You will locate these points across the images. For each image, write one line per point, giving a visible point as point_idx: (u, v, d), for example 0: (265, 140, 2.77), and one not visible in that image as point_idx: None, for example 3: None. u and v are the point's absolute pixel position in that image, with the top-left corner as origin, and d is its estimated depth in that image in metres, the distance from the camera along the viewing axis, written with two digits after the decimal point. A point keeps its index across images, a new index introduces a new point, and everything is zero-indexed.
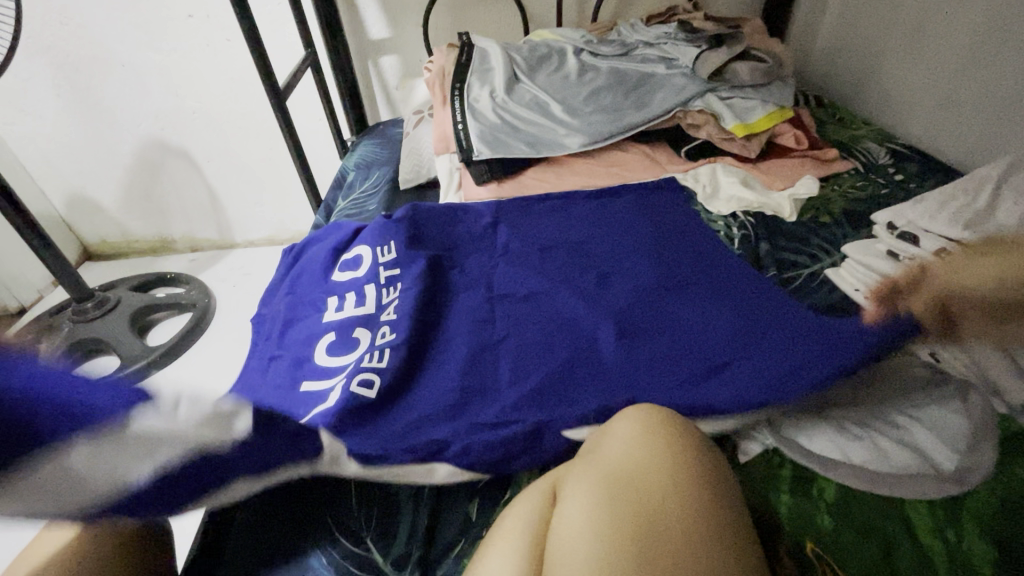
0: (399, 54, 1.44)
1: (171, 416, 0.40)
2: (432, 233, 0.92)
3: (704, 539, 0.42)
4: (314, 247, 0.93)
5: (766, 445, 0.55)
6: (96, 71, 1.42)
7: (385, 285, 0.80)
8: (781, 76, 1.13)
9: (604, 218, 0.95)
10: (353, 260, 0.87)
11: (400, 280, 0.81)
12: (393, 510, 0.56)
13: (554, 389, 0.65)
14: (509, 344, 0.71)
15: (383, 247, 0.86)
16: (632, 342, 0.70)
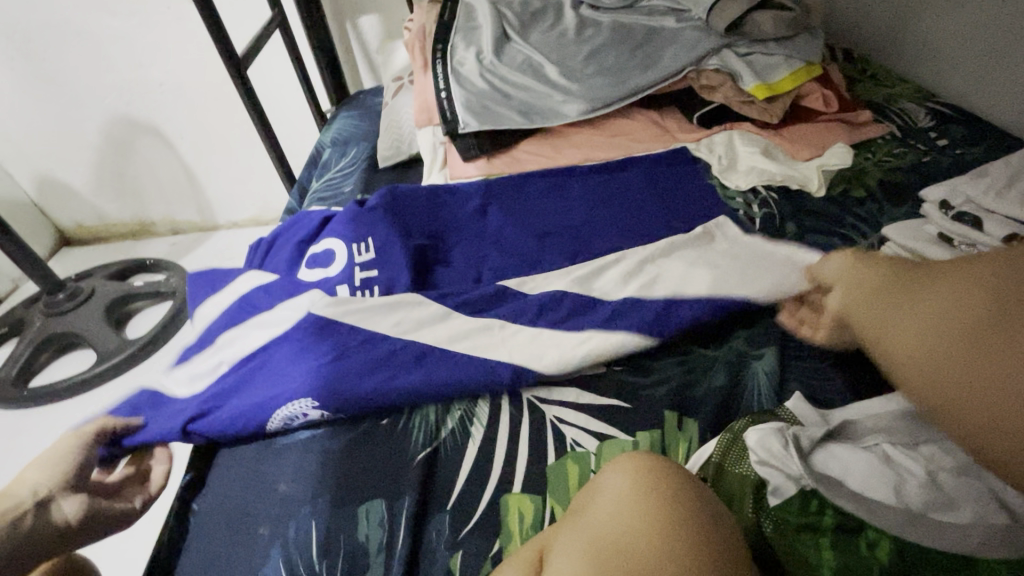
0: (379, 13, 1.30)
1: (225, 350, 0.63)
2: (413, 220, 0.80)
3: None
4: (281, 241, 0.83)
5: (798, 485, 0.45)
6: (48, 41, 1.29)
7: (358, 288, 0.71)
8: (808, 27, 0.99)
9: (608, 198, 0.83)
10: (328, 252, 0.76)
11: (380, 283, 0.71)
12: (360, 564, 0.47)
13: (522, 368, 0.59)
14: (505, 344, 0.60)
15: (360, 244, 0.75)
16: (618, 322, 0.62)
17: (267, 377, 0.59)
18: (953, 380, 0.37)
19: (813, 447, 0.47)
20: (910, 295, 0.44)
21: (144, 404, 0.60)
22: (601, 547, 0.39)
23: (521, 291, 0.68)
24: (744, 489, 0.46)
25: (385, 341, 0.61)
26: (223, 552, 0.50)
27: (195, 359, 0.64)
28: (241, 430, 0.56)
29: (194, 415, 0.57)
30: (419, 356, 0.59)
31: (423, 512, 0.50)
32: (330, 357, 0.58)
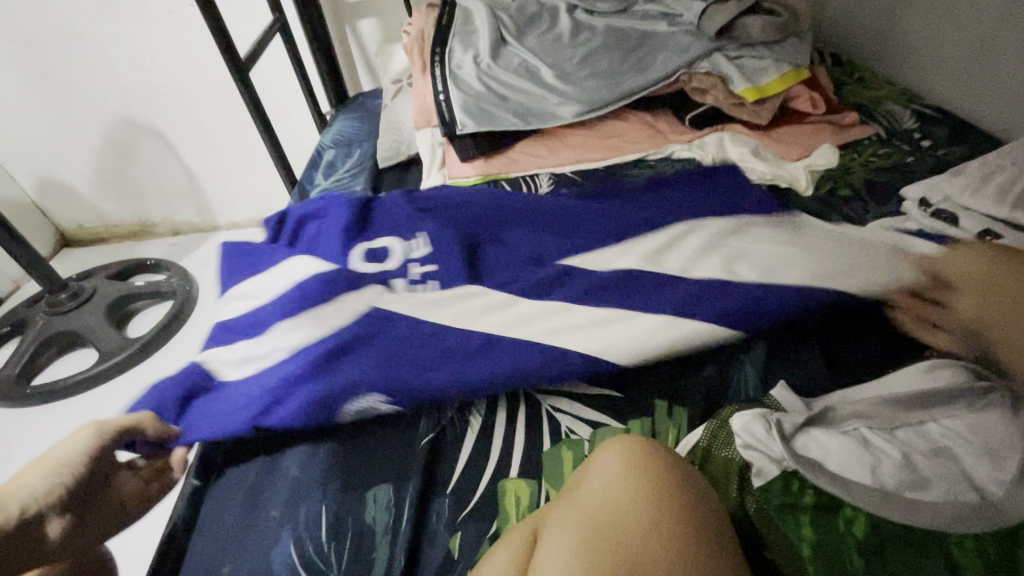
0: (377, 16, 1.32)
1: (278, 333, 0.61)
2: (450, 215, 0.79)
3: None
4: (312, 218, 0.80)
5: (781, 467, 0.47)
6: (51, 44, 1.30)
7: (417, 282, 0.68)
8: (797, 31, 1.02)
9: (664, 192, 0.79)
10: (380, 247, 0.73)
11: (435, 279, 0.68)
12: (366, 545, 0.49)
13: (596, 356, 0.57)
14: (566, 335, 0.59)
15: (412, 240, 0.74)
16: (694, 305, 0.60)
17: (336, 363, 0.57)
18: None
19: (795, 431, 0.49)
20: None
21: (196, 379, 0.59)
22: (590, 521, 0.41)
23: (579, 272, 0.67)
24: (729, 472, 0.49)
25: (448, 333, 0.61)
26: (231, 537, 0.52)
27: (243, 343, 0.62)
28: (308, 417, 0.55)
29: (257, 403, 0.55)
30: (484, 347, 0.59)
31: (426, 497, 0.52)
32: (395, 351, 0.58)
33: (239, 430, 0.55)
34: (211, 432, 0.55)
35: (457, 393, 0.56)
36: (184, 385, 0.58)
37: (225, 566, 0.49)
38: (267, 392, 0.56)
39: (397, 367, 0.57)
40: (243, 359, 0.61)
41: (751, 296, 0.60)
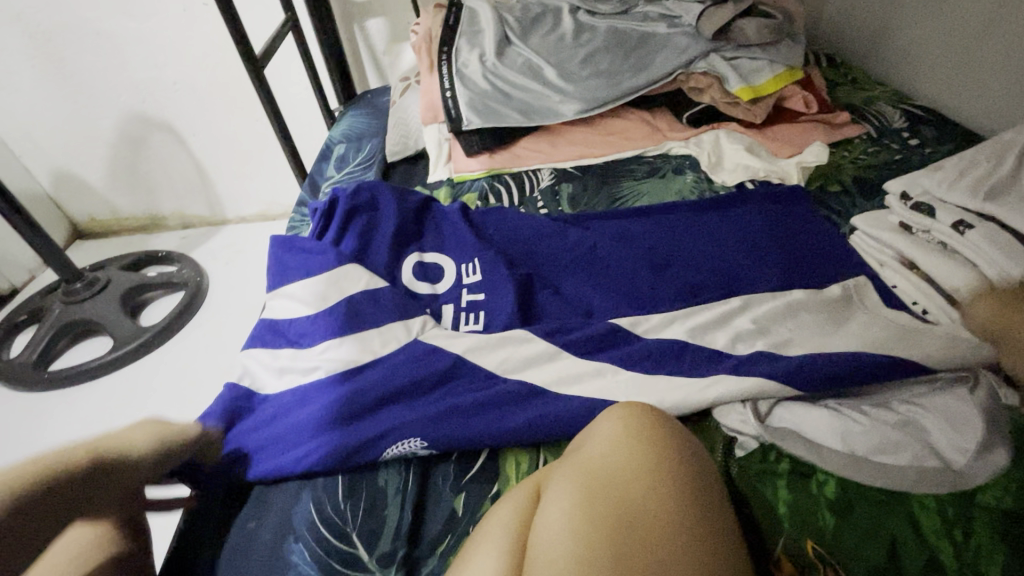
0: (385, 16, 1.36)
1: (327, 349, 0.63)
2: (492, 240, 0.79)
3: (683, 535, 0.41)
4: (354, 224, 0.78)
5: (760, 441, 0.51)
6: (69, 41, 1.35)
7: (463, 311, 0.70)
8: (791, 34, 1.05)
9: (708, 227, 0.78)
10: (428, 269, 0.75)
11: (484, 309, 0.69)
12: (379, 504, 0.53)
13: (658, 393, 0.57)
14: (624, 381, 0.58)
15: (467, 265, 0.75)
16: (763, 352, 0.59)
17: (380, 407, 0.57)
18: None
19: (770, 409, 0.53)
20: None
21: (237, 399, 0.61)
22: (590, 471, 0.46)
23: (636, 332, 0.64)
24: (715, 439, 0.53)
25: (494, 381, 0.60)
26: (251, 497, 0.55)
27: (293, 354, 0.64)
28: (344, 460, 0.54)
29: (304, 444, 0.55)
30: (531, 398, 0.58)
31: (430, 464, 0.56)
32: (438, 397, 0.59)
33: (281, 471, 0.54)
34: (249, 471, 0.55)
35: (495, 440, 0.55)
36: (225, 409, 0.59)
37: (250, 521, 0.53)
38: (309, 433, 0.56)
39: (437, 412, 0.56)
40: (288, 370, 0.63)
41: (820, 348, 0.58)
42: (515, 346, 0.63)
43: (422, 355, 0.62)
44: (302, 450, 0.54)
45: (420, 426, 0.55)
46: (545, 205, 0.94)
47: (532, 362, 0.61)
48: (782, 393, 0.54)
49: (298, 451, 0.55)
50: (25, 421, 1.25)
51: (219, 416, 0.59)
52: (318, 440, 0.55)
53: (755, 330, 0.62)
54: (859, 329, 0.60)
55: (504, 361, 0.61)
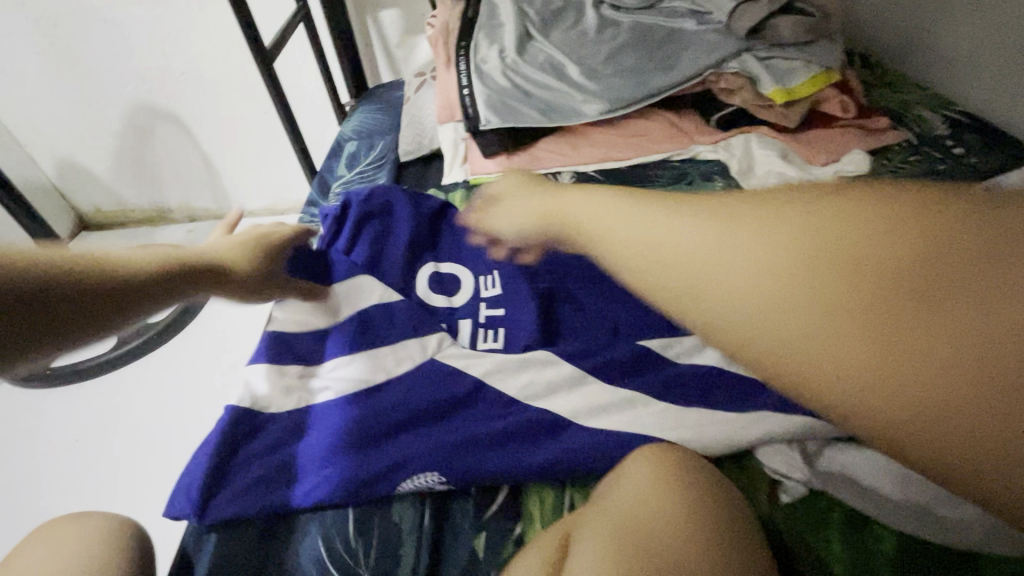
0: (400, 7, 1.31)
1: (340, 370, 0.60)
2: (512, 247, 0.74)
3: None
4: (368, 229, 0.74)
5: (809, 486, 0.47)
6: (74, 28, 1.30)
7: (482, 327, 0.65)
8: (828, 33, 1.00)
9: None
10: (443, 279, 0.70)
11: (504, 324, 0.65)
12: (393, 543, 0.49)
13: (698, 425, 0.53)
14: (657, 413, 0.54)
15: (485, 276, 0.70)
16: None
17: (396, 435, 0.54)
18: (797, 345, 0.25)
19: (821, 448, 0.49)
20: (918, 226, 0.24)
21: (240, 422, 0.55)
22: (621, 519, 0.42)
23: (667, 356, 0.60)
24: (759, 482, 0.49)
25: (513, 408, 0.56)
26: (255, 529, 0.51)
27: (301, 371, 0.61)
28: (357, 493, 0.50)
29: (314, 475, 0.52)
30: (554, 428, 0.54)
31: (446, 498, 0.52)
32: (455, 425, 0.55)
33: (288, 503, 0.50)
34: (250, 504, 0.50)
35: (518, 475, 0.51)
36: (227, 431, 0.54)
37: (255, 556, 0.49)
38: (319, 461, 0.52)
39: (457, 443, 0.53)
40: (292, 388, 0.59)
41: None
42: (537, 369, 0.59)
43: (438, 378, 0.58)
44: (310, 484, 0.51)
45: (439, 458, 0.52)
46: None
47: (557, 387, 0.57)
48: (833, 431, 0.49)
49: (309, 481, 0.51)
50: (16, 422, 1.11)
51: (219, 439, 0.54)
52: (329, 472, 0.51)
53: None
54: None
55: (526, 387, 0.57)
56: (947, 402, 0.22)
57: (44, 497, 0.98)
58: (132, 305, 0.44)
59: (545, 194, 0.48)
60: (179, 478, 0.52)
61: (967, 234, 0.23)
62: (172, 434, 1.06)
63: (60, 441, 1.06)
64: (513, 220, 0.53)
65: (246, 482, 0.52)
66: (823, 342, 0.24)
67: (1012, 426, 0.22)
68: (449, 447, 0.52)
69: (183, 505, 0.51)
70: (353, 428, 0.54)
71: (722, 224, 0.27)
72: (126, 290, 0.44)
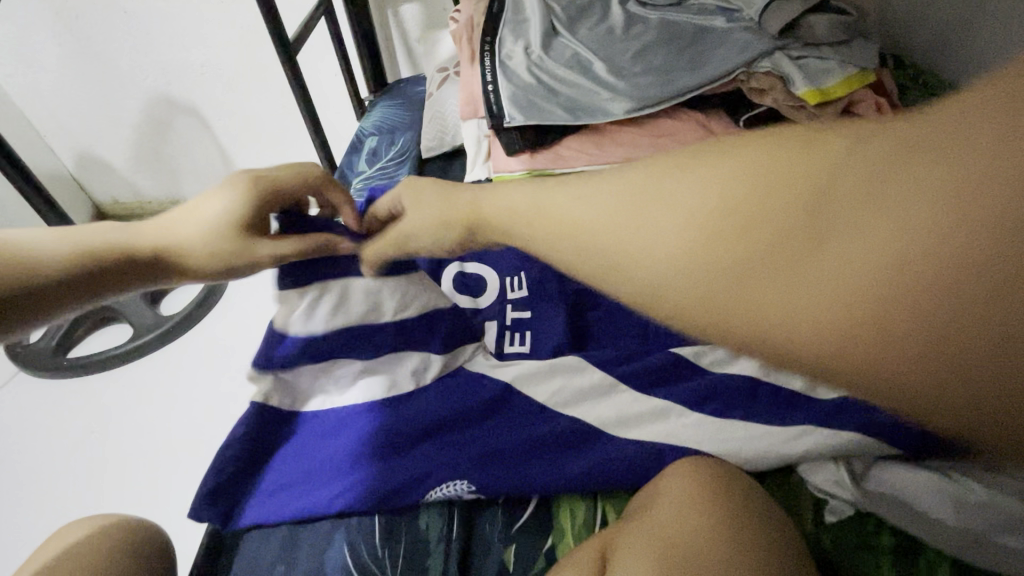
0: (421, 2, 1.29)
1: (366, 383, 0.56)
2: None
3: None
4: None
5: (855, 506, 0.46)
6: (94, 19, 1.29)
7: (509, 329, 0.63)
8: (863, 33, 0.97)
9: None
10: (468, 280, 0.68)
11: (531, 327, 0.63)
12: (420, 553, 0.48)
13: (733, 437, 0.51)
14: (691, 425, 0.52)
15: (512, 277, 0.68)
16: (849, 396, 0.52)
17: (424, 444, 0.53)
18: (722, 297, 0.26)
19: (866, 468, 0.48)
20: (822, 167, 0.25)
21: (268, 424, 0.54)
22: (659, 536, 0.41)
23: (700, 365, 0.58)
24: (802, 500, 0.48)
25: (543, 415, 0.54)
26: (282, 533, 0.50)
27: (327, 377, 0.56)
28: (385, 501, 0.50)
29: (341, 482, 0.51)
30: (586, 438, 0.53)
31: (473, 508, 0.51)
32: (483, 430, 0.53)
33: (315, 510, 0.50)
34: (279, 510, 0.50)
35: (550, 488, 0.50)
36: (251, 437, 0.53)
37: (278, 566, 0.48)
38: (345, 468, 0.51)
39: (485, 453, 0.51)
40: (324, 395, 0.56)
41: None
42: (568, 375, 0.57)
43: (467, 385, 0.57)
44: (335, 491, 0.50)
45: (468, 468, 0.50)
46: None
47: (586, 396, 0.56)
48: (877, 449, 0.47)
49: (336, 488, 0.51)
50: (36, 412, 1.12)
51: (241, 445, 0.52)
52: (358, 478, 0.51)
53: None
54: None
55: (556, 395, 0.56)
56: (873, 326, 0.22)
57: (60, 490, 0.98)
58: (52, 303, 0.46)
59: (444, 205, 0.46)
60: (199, 481, 0.51)
61: (856, 171, 0.24)
62: (187, 429, 1.05)
63: (76, 433, 1.07)
64: (410, 243, 0.48)
65: (277, 486, 0.52)
66: (747, 288, 0.26)
67: (943, 341, 0.21)
68: (477, 457, 0.51)
69: (207, 509, 0.50)
70: (381, 435, 0.53)
71: (648, 197, 0.30)
72: (52, 286, 0.45)
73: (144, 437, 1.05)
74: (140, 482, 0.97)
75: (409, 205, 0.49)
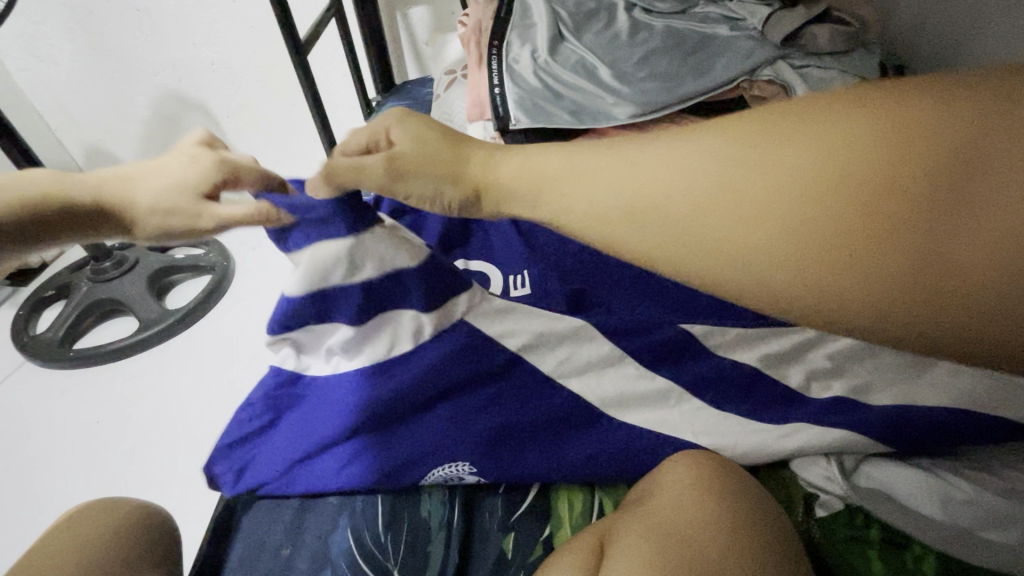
0: (429, 5, 1.32)
1: (366, 351, 0.58)
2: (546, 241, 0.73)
3: None
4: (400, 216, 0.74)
5: (845, 501, 0.48)
6: (108, 16, 1.31)
7: None
8: (865, 43, 0.98)
9: None
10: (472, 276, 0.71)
11: None
12: (422, 537, 0.50)
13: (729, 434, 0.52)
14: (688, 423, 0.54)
15: (516, 277, 0.70)
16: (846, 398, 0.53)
17: (428, 421, 0.54)
18: (778, 248, 0.30)
19: (857, 464, 0.49)
20: (873, 131, 0.28)
21: (282, 384, 0.58)
22: (653, 522, 0.43)
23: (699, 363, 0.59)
24: (793, 492, 0.50)
25: (547, 392, 0.56)
26: (290, 513, 0.53)
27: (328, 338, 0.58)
28: (389, 478, 0.52)
29: (347, 457, 0.53)
30: (585, 420, 0.54)
31: (475, 494, 0.54)
32: (486, 403, 0.55)
33: (324, 483, 0.53)
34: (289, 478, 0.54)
35: (547, 471, 0.52)
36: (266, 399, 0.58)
37: (285, 548, 0.51)
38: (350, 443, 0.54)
39: (487, 435, 0.53)
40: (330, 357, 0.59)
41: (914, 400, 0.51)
42: (574, 344, 0.58)
43: (470, 359, 0.57)
44: (342, 464, 0.53)
45: (469, 449, 0.52)
46: None
47: (594, 365, 0.57)
48: (868, 446, 0.49)
49: (342, 460, 0.53)
50: (41, 404, 1.13)
51: (259, 406, 0.57)
52: (360, 450, 0.53)
53: (831, 372, 0.55)
54: (947, 374, 0.52)
55: (560, 367, 0.57)
56: (911, 265, 0.27)
57: (63, 482, 0.99)
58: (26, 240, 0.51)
59: (455, 156, 0.44)
60: (219, 439, 0.57)
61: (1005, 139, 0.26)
62: (190, 422, 1.06)
63: (80, 424, 1.08)
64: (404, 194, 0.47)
65: (282, 454, 0.55)
66: (801, 238, 0.29)
67: None
68: (479, 439, 0.53)
69: (227, 468, 0.55)
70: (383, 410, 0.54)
71: (694, 161, 0.33)
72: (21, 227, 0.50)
73: (148, 429, 1.06)
74: (143, 472, 0.98)
75: (411, 150, 0.45)
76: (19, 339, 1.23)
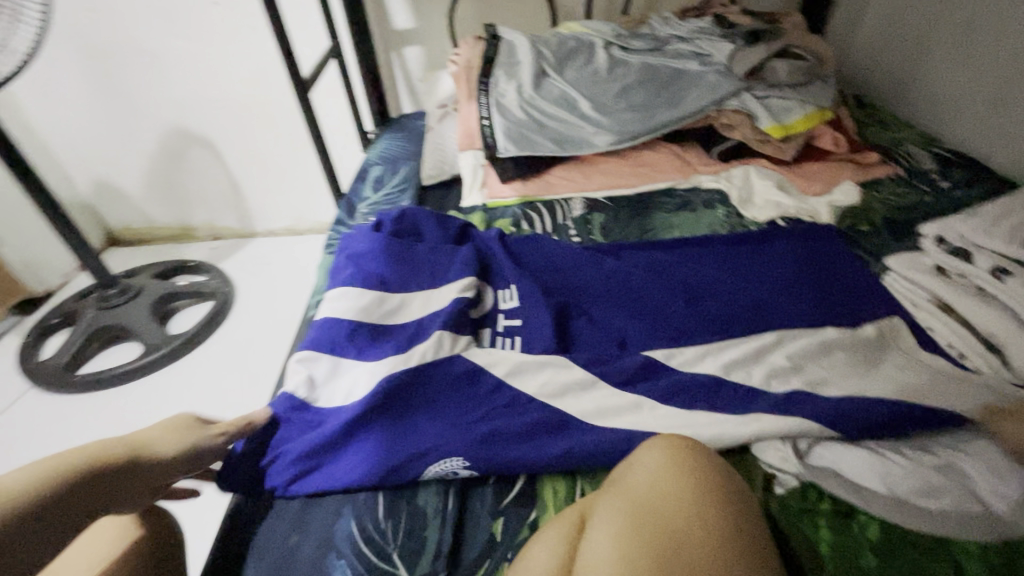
0: (423, 45, 1.42)
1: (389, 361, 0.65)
2: (534, 263, 0.81)
3: (726, 563, 0.42)
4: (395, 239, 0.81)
5: (800, 479, 0.53)
6: (120, 59, 1.40)
7: (500, 335, 0.71)
8: (821, 76, 1.06)
9: (734, 261, 0.79)
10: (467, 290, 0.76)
11: (521, 333, 0.71)
12: (419, 525, 0.55)
13: (696, 425, 0.58)
14: (659, 418, 0.59)
15: (504, 291, 0.76)
16: (801, 393, 0.59)
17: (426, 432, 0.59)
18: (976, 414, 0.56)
19: (810, 447, 0.55)
20: None
21: (292, 413, 0.63)
22: (629, 498, 0.48)
23: (670, 364, 0.65)
24: (754, 474, 0.54)
25: (529, 405, 0.62)
26: (296, 508, 0.58)
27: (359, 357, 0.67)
28: (389, 478, 0.57)
29: (352, 462, 0.58)
30: (561, 423, 0.60)
31: (468, 485, 0.58)
32: (478, 412, 0.61)
33: (328, 487, 0.57)
34: (297, 485, 0.58)
35: (530, 463, 0.56)
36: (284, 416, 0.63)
37: (292, 537, 0.55)
38: (356, 453, 0.58)
39: (477, 437, 0.58)
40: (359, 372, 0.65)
41: (861, 395, 0.57)
42: (554, 370, 0.64)
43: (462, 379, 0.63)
44: (348, 466, 0.58)
45: (461, 449, 0.57)
46: (577, 233, 0.95)
47: (572, 384, 0.63)
48: (820, 431, 0.54)
49: (347, 470, 0.57)
50: (48, 427, 1.16)
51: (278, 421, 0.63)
52: (354, 457, 0.58)
53: (787, 371, 0.62)
54: (894, 370, 0.61)
55: (544, 386, 0.63)
56: None
57: None
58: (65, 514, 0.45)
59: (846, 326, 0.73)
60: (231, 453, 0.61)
61: None
62: None
63: None
64: None
65: (292, 460, 0.59)
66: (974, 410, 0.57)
67: None
68: (469, 440, 0.58)
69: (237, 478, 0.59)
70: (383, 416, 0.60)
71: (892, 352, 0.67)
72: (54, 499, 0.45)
73: None
74: None
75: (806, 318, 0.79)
76: (24, 366, 1.26)
